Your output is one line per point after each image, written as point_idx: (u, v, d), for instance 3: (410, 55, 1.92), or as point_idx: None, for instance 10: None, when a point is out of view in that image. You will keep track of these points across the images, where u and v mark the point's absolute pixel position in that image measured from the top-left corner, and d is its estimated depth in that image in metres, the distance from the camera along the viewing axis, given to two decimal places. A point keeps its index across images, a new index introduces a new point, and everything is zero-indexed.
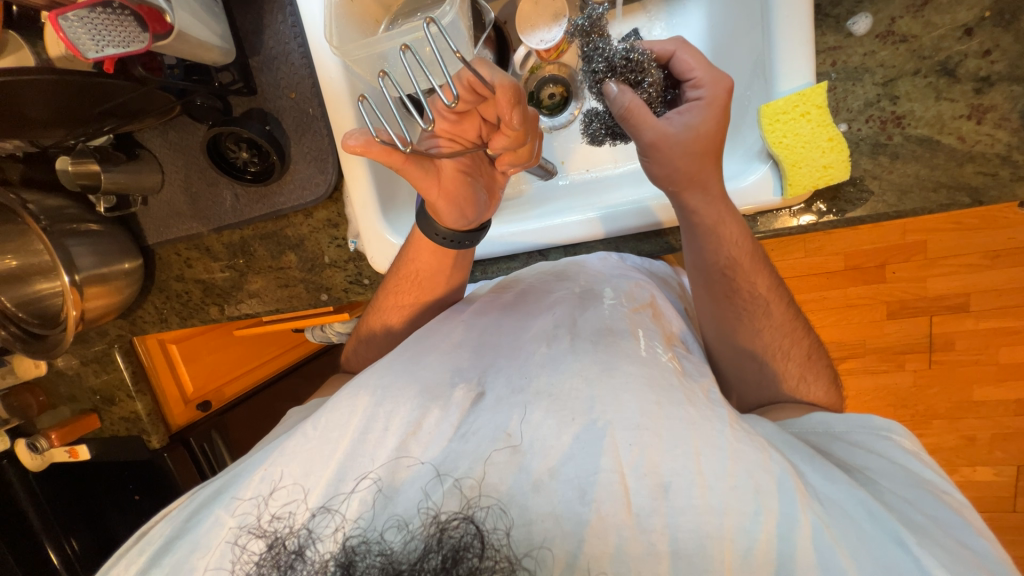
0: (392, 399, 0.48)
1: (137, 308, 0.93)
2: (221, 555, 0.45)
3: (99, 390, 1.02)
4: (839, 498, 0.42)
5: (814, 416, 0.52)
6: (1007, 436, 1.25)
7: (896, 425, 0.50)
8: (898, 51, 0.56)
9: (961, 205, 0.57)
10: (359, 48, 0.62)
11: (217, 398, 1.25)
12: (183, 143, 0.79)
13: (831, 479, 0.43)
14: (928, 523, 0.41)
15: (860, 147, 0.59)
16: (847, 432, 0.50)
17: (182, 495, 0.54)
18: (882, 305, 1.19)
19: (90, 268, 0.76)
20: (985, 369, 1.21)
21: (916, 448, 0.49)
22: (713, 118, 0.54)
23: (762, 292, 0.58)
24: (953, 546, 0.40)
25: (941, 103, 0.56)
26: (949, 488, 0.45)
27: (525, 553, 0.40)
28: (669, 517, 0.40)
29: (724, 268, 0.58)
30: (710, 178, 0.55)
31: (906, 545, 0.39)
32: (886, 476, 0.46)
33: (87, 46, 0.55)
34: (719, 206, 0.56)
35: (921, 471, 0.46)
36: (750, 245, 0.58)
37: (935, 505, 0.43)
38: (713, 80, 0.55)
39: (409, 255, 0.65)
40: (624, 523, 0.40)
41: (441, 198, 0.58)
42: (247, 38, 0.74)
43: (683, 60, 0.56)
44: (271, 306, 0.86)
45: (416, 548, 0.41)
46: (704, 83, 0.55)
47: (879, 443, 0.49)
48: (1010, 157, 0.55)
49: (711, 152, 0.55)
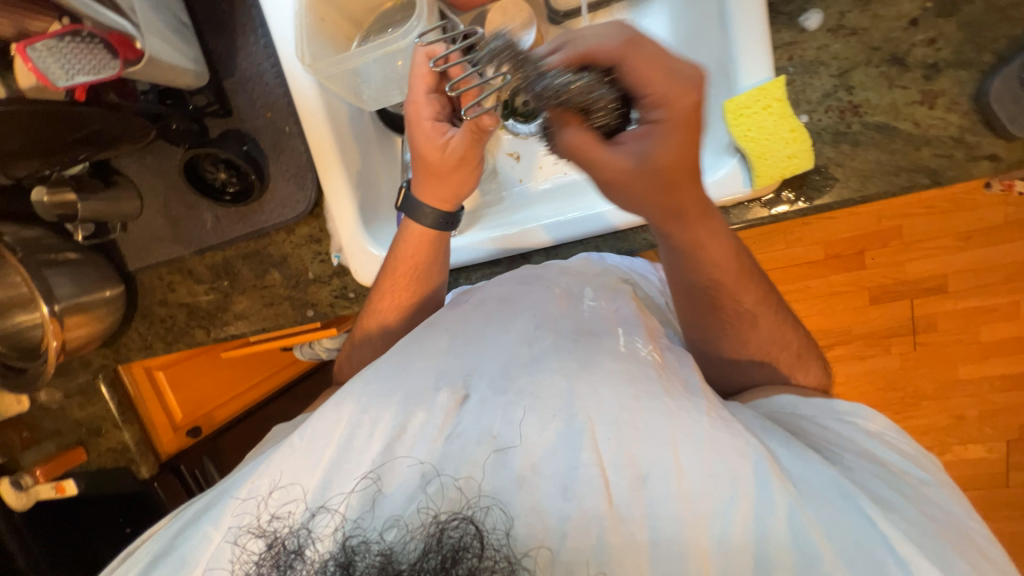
0: (377, 407, 0.48)
1: (121, 336, 0.91)
2: (221, 553, 0.46)
3: (84, 422, 1.00)
4: (814, 480, 0.43)
5: (782, 397, 0.54)
6: (994, 412, 1.28)
7: (862, 409, 0.51)
8: (850, 43, 0.59)
9: (922, 187, 0.59)
10: (333, 64, 0.65)
11: (207, 423, 1.26)
12: (161, 167, 0.79)
13: (804, 461, 0.44)
14: (895, 499, 0.43)
15: (822, 136, 0.61)
16: (812, 415, 0.51)
17: (171, 513, 0.54)
18: (863, 291, 1.22)
19: (70, 297, 0.75)
20: (968, 348, 1.24)
21: (880, 430, 0.50)
22: (678, 142, 0.45)
23: (748, 306, 0.57)
24: (918, 519, 0.42)
25: (894, 91, 0.58)
26: (908, 468, 0.47)
27: (524, 553, 0.41)
28: (647, 506, 0.41)
29: (708, 284, 0.56)
30: (691, 212, 0.50)
31: (874, 522, 0.40)
32: (855, 454, 0.47)
33: (58, 75, 0.54)
34: (700, 225, 0.51)
35: (882, 453, 0.48)
36: (734, 248, 0.55)
37: (900, 483, 0.45)
38: (687, 86, 0.44)
39: (402, 251, 0.66)
40: (605, 514, 0.41)
41: (450, 177, 0.64)
42: (220, 61, 0.74)
43: (642, 62, 0.45)
44: (257, 326, 0.85)
45: (415, 548, 0.41)
46: (680, 92, 0.44)
47: (844, 429, 0.50)
48: (963, 138, 0.57)
49: (684, 176, 0.46)
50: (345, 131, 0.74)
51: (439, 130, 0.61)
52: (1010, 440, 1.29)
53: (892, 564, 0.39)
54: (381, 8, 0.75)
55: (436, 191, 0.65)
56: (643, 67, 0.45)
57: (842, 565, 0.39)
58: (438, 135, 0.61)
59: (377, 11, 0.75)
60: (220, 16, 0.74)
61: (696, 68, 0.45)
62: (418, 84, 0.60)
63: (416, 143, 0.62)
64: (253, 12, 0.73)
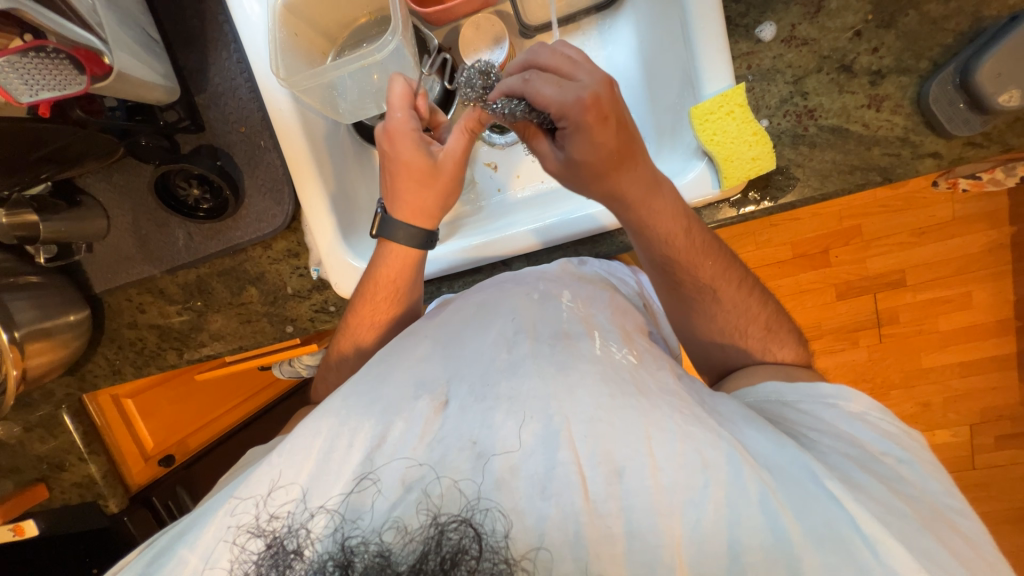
0: (357, 415, 0.48)
1: (86, 362, 0.86)
2: (219, 552, 0.45)
3: (46, 457, 0.94)
4: (784, 463, 0.44)
5: (767, 385, 0.56)
6: (957, 397, 1.35)
7: (844, 392, 0.53)
8: (802, 52, 0.63)
9: (875, 184, 0.63)
10: (307, 78, 0.65)
11: (180, 450, 1.21)
12: (130, 186, 0.77)
13: (777, 446, 0.45)
14: (870, 481, 0.45)
15: (782, 139, 0.64)
16: (798, 401, 0.53)
17: (136, 548, 0.50)
18: (831, 288, 1.28)
19: (31, 323, 0.72)
20: (929, 337, 1.31)
21: (863, 411, 0.52)
22: (589, 146, 0.53)
23: (707, 280, 0.61)
24: (890, 500, 0.43)
25: (844, 95, 0.62)
26: (887, 448, 0.49)
27: (523, 556, 0.41)
28: (623, 499, 0.42)
29: (664, 259, 0.61)
30: (629, 193, 0.56)
31: (842, 503, 0.42)
32: (830, 438, 0.49)
33: (20, 90, 0.53)
34: (643, 203, 0.57)
35: (859, 437, 0.50)
36: (685, 216, 0.59)
37: (876, 465, 0.47)
38: (582, 92, 0.50)
39: (384, 273, 0.66)
40: (582, 510, 0.42)
41: (434, 186, 0.64)
42: (192, 77, 0.74)
43: (539, 84, 0.53)
44: (235, 345, 0.83)
45: (415, 550, 0.41)
46: (575, 100, 0.51)
47: (823, 413, 0.52)
48: (908, 138, 0.62)
49: (605, 168, 0.54)
50: (320, 144, 0.74)
51: (422, 142, 0.62)
52: (973, 423, 1.36)
53: (859, 544, 0.40)
54: (355, 23, 0.76)
55: (417, 203, 0.64)
56: (542, 86, 0.53)
57: (811, 546, 0.41)
58: (421, 147, 0.62)
59: (352, 27, 0.77)
60: (191, 32, 0.73)
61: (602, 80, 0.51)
62: (396, 106, 0.62)
63: (393, 158, 0.63)
64: (226, 28, 0.73)
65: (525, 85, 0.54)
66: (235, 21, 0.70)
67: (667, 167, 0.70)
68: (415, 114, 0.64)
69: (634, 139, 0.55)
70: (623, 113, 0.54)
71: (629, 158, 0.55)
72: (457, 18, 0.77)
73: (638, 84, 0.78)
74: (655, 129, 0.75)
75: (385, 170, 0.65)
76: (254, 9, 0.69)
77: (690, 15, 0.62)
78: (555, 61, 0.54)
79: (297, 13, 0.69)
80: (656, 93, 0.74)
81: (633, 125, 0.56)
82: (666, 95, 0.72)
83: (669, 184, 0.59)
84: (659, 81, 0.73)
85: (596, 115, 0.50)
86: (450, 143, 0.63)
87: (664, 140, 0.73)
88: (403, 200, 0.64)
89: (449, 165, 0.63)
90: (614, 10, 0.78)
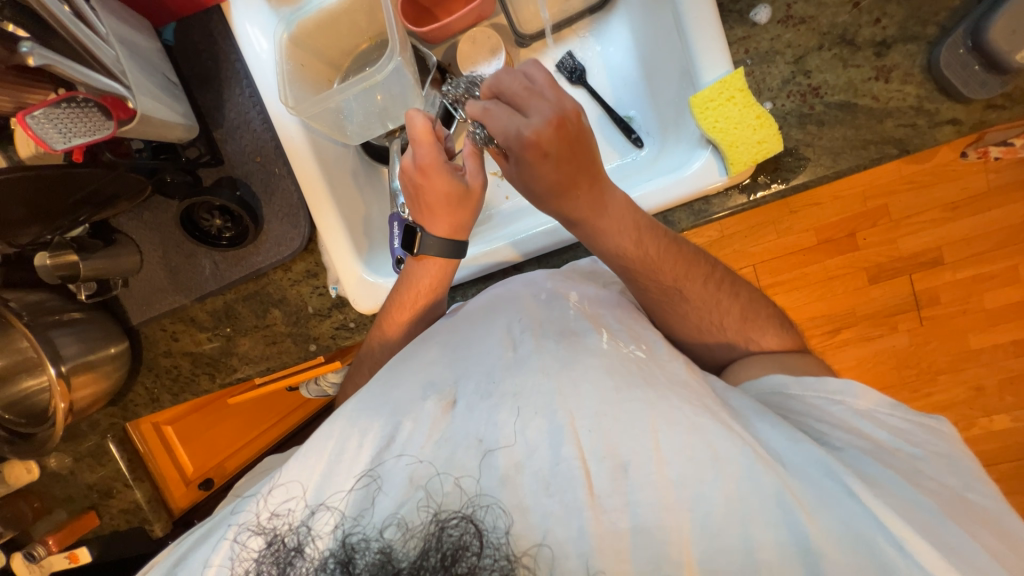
0: (366, 418, 0.49)
1: (127, 393, 0.91)
2: (222, 550, 0.46)
3: (96, 485, 0.98)
4: (800, 460, 0.44)
5: (770, 378, 0.54)
6: (1013, 378, 1.26)
7: (852, 386, 0.51)
8: (801, 31, 0.62)
9: (892, 156, 0.61)
10: (314, 105, 0.68)
11: (218, 474, 1.29)
12: (159, 221, 0.81)
13: (791, 440, 0.45)
14: (882, 473, 0.44)
15: (788, 120, 0.63)
16: (804, 395, 0.52)
17: (164, 546, 0.52)
18: (861, 272, 1.22)
19: (76, 357, 0.76)
20: (974, 317, 1.23)
21: (871, 408, 0.50)
22: (550, 170, 0.54)
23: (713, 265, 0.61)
24: (909, 493, 0.43)
25: (850, 70, 0.61)
26: (900, 445, 0.48)
27: (524, 552, 0.41)
28: (629, 494, 0.42)
29: (623, 258, 0.61)
30: (578, 209, 0.57)
31: (860, 498, 0.41)
32: (842, 432, 0.48)
33: (55, 138, 0.58)
34: (591, 221, 0.58)
35: (869, 431, 0.49)
36: (634, 227, 0.58)
37: (890, 458, 0.47)
38: (523, 129, 0.52)
39: (424, 282, 0.67)
40: (587, 504, 0.42)
41: (466, 206, 0.65)
42: (209, 114, 0.78)
43: (496, 114, 0.55)
44: (262, 367, 0.86)
45: (416, 547, 0.42)
46: (516, 136, 0.53)
47: (831, 409, 0.50)
48: (923, 107, 0.60)
49: (563, 194, 0.56)
50: (331, 165, 0.78)
51: (452, 170, 0.64)
52: None
53: (880, 539, 0.40)
54: (357, 49, 0.80)
55: (454, 224, 0.66)
56: (494, 118, 0.55)
57: (833, 543, 0.40)
58: (452, 176, 0.64)
59: (354, 53, 0.80)
60: (206, 72, 0.78)
61: (552, 119, 0.52)
62: (421, 142, 0.63)
63: (428, 191, 0.64)
64: (238, 66, 0.77)
65: (481, 115, 0.56)
66: (246, 57, 0.74)
67: (672, 160, 0.69)
68: (439, 144, 0.65)
69: (591, 163, 0.56)
70: (575, 143, 0.54)
71: (587, 169, 0.56)
72: (453, 35, 0.80)
73: (638, 81, 0.78)
74: (657, 124, 0.75)
75: (420, 202, 0.66)
76: (261, 44, 0.74)
77: (681, 6, 0.62)
78: (515, 87, 0.55)
79: (302, 46, 0.74)
80: (658, 86, 0.74)
81: (592, 151, 0.55)
82: (666, 89, 0.71)
83: (620, 198, 0.58)
84: (659, 74, 0.73)
85: (534, 154, 0.53)
86: (467, 165, 0.66)
87: (669, 133, 0.72)
88: (440, 222, 0.66)
89: (476, 184, 0.66)
90: (607, 11, 0.79)
